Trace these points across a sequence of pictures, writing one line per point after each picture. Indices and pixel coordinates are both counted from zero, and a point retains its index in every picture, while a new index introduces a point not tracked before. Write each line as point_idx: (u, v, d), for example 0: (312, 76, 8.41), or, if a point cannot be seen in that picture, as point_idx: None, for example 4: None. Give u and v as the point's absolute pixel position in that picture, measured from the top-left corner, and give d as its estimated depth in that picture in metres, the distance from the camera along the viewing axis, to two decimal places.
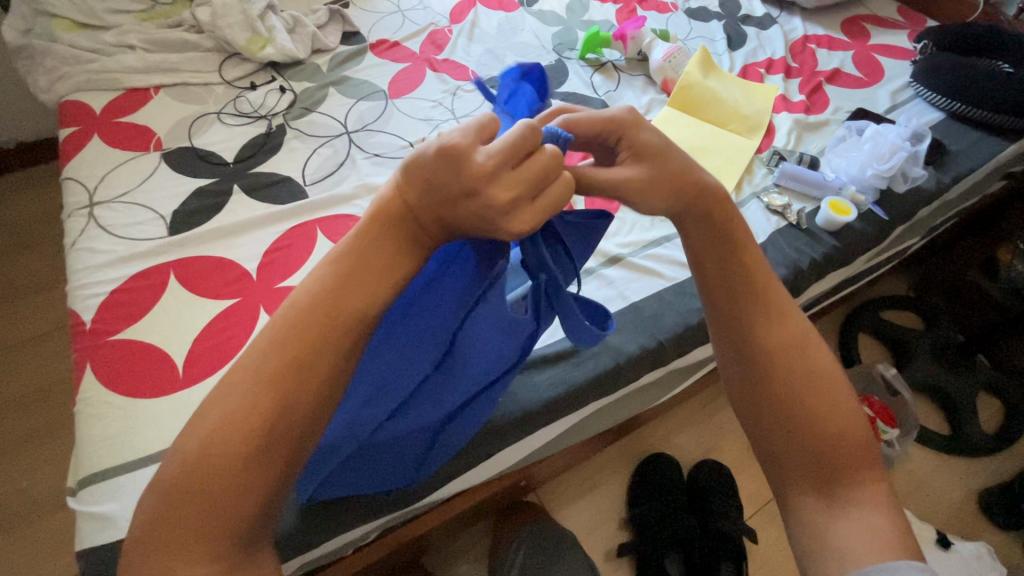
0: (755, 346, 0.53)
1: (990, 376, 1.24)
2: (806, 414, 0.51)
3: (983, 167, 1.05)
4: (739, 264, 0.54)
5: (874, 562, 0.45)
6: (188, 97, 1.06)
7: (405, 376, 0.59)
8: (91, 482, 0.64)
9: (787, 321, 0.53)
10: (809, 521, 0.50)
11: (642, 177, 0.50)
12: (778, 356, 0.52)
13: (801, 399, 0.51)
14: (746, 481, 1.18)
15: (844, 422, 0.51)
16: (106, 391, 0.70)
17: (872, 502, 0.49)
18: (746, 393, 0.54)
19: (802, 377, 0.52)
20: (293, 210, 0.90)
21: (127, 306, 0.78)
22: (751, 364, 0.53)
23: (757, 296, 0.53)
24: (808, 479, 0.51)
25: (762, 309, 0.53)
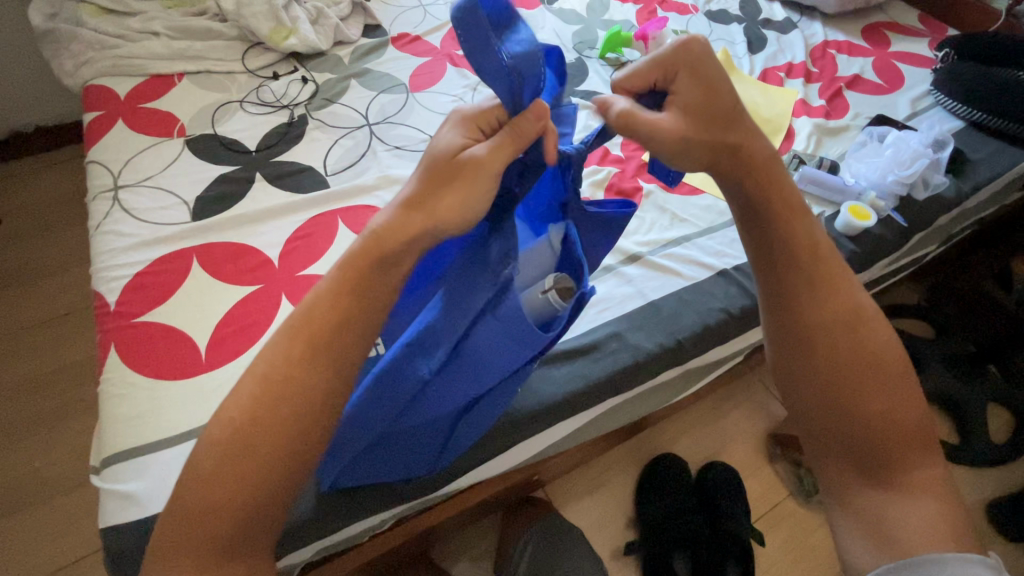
0: (798, 321, 0.52)
1: (1002, 387, 1.23)
2: (854, 394, 0.50)
3: (1002, 176, 1.05)
4: (786, 236, 0.53)
5: (925, 551, 0.46)
6: (210, 85, 1.07)
7: (420, 370, 0.58)
8: (115, 460, 0.65)
9: (834, 298, 0.52)
10: (859, 506, 0.50)
11: (685, 125, 0.51)
12: (825, 333, 0.51)
13: (856, 379, 0.50)
14: (754, 484, 1.18)
15: (896, 402, 0.50)
16: (131, 371, 0.71)
17: (923, 484, 0.49)
18: (792, 370, 0.53)
19: (853, 360, 0.51)
20: (315, 199, 0.91)
21: (150, 289, 0.79)
22: (802, 338, 0.52)
23: (804, 270, 0.52)
24: (858, 465, 0.50)
25: (807, 281, 0.52)
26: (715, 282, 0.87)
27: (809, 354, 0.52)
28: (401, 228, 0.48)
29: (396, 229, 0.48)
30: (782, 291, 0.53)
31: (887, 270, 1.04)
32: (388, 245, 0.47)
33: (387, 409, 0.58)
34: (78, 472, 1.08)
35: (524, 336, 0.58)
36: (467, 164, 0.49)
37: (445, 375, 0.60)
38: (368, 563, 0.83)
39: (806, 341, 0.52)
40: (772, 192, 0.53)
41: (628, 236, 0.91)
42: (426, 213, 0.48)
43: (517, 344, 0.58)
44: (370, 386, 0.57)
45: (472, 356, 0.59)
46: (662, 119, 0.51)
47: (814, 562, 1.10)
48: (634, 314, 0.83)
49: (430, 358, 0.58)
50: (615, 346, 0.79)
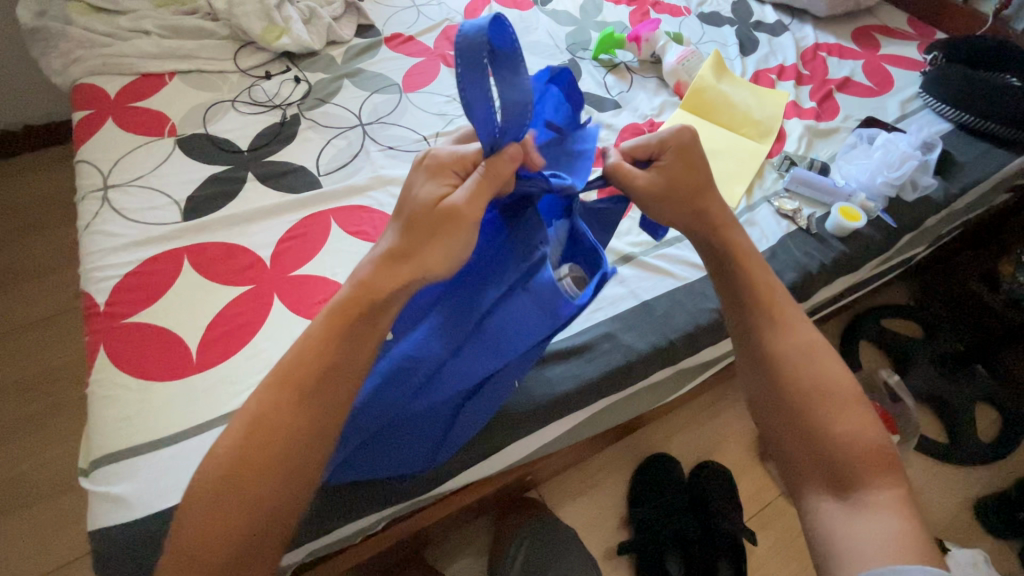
0: (759, 349, 0.57)
1: (990, 386, 1.25)
2: (813, 413, 0.53)
3: (990, 178, 1.07)
4: (744, 279, 0.59)
5: (882, 562, 0.44)
6: (202, 84, 1.06)
7: (436, 348, 0.60)
8: (104, 462, 0.64)
9: (791, 330, 0.57)
10: (823, 520, 0.49)
11: (658, 185, 0.59)
12: (784, 358, 0.55)
13: (808, 397, 0.53)
14: (746, 483, 1.18)
15: (857, 425, 0.52)
16: (120, 373, 0.71)
17: (890, 500, 0.48)
18: (756, 388, 0.57)
19: (811, 383, 0.54)
20: (307, 199, 0.91)
21: (141, 290, 0.79)
22: (760, 359, 0.57)
23: (762, 307, 0.58)
24: (823, 479, 0.51)
25: (765, 317, 0.57)
26: (707, 283, 0.87)
27: (771, 378, 0.55)
28: (385, 282, 0.50)
29: (381, 283, 0.50)
30: (743, 325, 0.59)
31: (875, 272, 1.05)
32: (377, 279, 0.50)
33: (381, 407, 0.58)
34: (67, 474, 1.07)
35: (553, 309, 0.62)
36: (447, 216, 0.50)
37: (474, 351, 0.61)
38: (360, 565, 0.83)
39: (766, 367, 0.56)
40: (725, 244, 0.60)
41: (621, 236, 0.92)
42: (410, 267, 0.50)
43: (545, 316, 0.62)
44: (389, 369, 0.59)
45: (497, 326, 0.61)
46: (640, 178, 0.59)
47: (805, 561, 1.11)
48: (627, 314, 0.83)
49: (453, 335, 0.61)
50: (608, 346, 0.80)
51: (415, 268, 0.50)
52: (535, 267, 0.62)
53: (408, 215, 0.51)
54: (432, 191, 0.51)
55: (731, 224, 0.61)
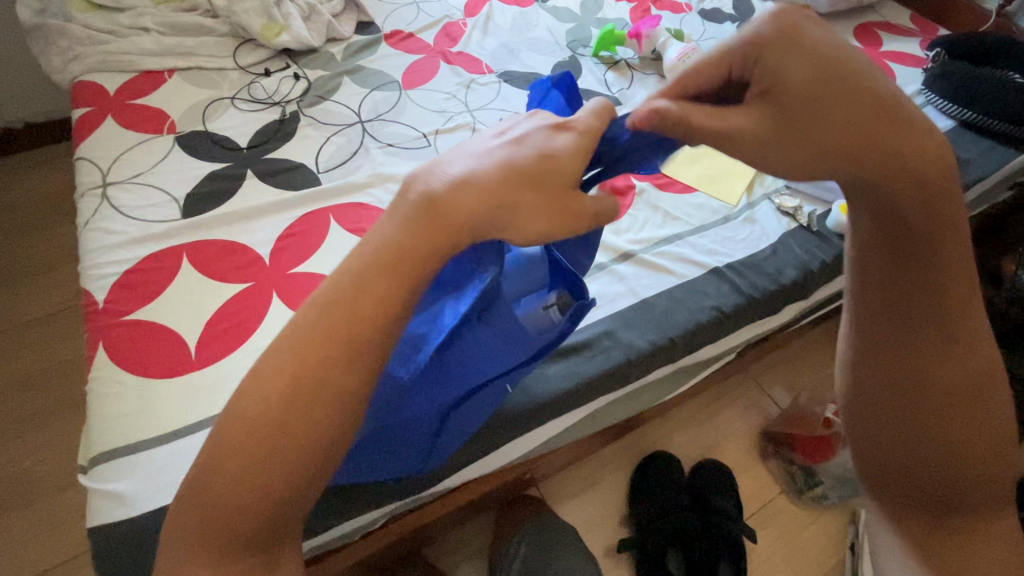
0: (914, 371, 0.49)
1: None
2: (964, 454, 0.49)
3: (992, 175, 1.06)
4: (929, 288, 0.47)
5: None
6: (201, 81, 1.06)
7: (397, 375, 0.56)
8: (104, 459, 0.64)
9: (966, 356, 0.48)
10: (922, 534, 0.53)
11: (758, 123, 0.43)
12: (949, 393, 0.48)
13: (959, 426, 0.49)
14: (747, 482, 1.18)
15: (996, 466, 0.50)
16: (119, 370, 0.71)
17: (999, 530, 0.51)
18: (895, 395, 0.51)
19: (970, 423, 0.49)
20: (307, 196, 0.91)
21: (139, 287, 0.78)
22: (915, 374, 0.49)
23: (940, 321, 0.48)
24: (939, 502, 0.52)
25: (941, 336, 0.48)
26: (706, 280, 0.87)
27: (916, 410, 0.50)
28: (476, 218, 0.44)
29: (473, 217, 0.44)
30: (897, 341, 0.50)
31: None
32: (460, 229, 0.44)
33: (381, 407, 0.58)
34: (69, 471, 1.08)
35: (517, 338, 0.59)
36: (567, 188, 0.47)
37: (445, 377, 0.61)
38: (360, 560, 0.83)
39: (913, 386, 0.49)
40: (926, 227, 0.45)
41: (621, 234, 0.91)
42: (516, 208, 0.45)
43: (506, 349, 0.60)
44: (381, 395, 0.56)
45: (454, 362, 0.61)
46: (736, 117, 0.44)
47: (806, 559, 1.11)
48: (627, 312, 0.83)
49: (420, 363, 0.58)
50: (607, 343, 0.79)
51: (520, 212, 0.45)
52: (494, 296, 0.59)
53: (534, 155, 0.47)
54: (568, 147, 0.48)
55: (929, 150, 0.43)
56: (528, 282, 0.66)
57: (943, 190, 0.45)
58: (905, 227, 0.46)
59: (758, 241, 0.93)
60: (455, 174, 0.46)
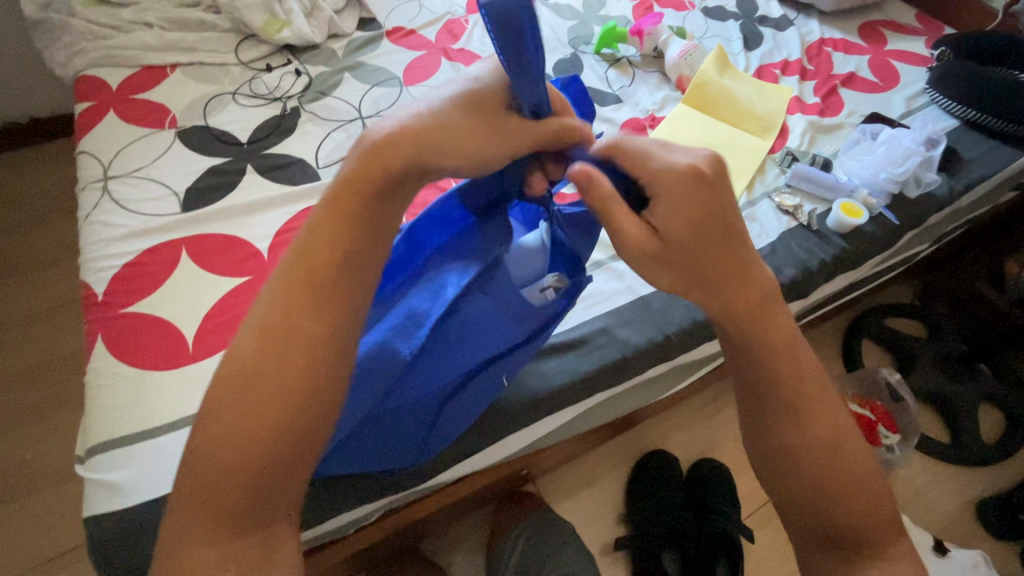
0: (777, 442, 0.52)
1: (995, 387, 1.23)
2: (836, 510, 0.51)
3: (996, 175, 1.05)
4: (769, 369, 0.51)
5: None
6: (203, 76, 1.07)
7: (402, 348, 0.59)
8: (100, 450, 0.65)
9: (813, 422, 0.52)
10: None
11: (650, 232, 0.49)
12: (802, 456, 0.51)
13: (829, 489, 0.51)
14: (745, 482, 1.18)
15: (869, 510, 0.51)
16: (118, 362, 0.71)
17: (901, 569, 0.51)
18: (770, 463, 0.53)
19: (829, 478, 0.51)
20: (306, 191, 0.91)
21: (138, 280, 0.79)
22: (776, 446, 0.52)
23: (791, 400, 0.52)
24: (838, 561, 0.52)
25: (786, 404, 0.52)
26: None
27: (791, 481, 0.52)
28: (405, 152, 0.49)
29: (400, 151, 0.49)
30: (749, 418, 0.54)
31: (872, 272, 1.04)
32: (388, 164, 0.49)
33: (368, 393, 0.58)
34: (70, 463, 1.08)
35: (517, 311, 0.62)
36: (494, 115, 0.51)
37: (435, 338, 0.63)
38: (355, 553, 0.83)
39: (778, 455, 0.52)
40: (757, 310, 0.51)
41: None
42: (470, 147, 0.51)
43: (502, 322, 0.62)
44: (362, 365, 0.58)
45: (455, 332, 0.63)
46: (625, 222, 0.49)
47: None
48: (623, 308, 0.83)
49: (419, 339, 0.60)
50: (603, 340, 0.79)
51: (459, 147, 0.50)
52: (492, 266, 0.63)
53: (462, 91, 0.52)
54: (493, 79, 0.53)
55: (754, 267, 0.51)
56: (530, 263, 0.65)
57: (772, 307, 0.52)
58: (750, 324, 0.51)
59: (757, 239, 0.92)
60: (390, 115, 0.52)
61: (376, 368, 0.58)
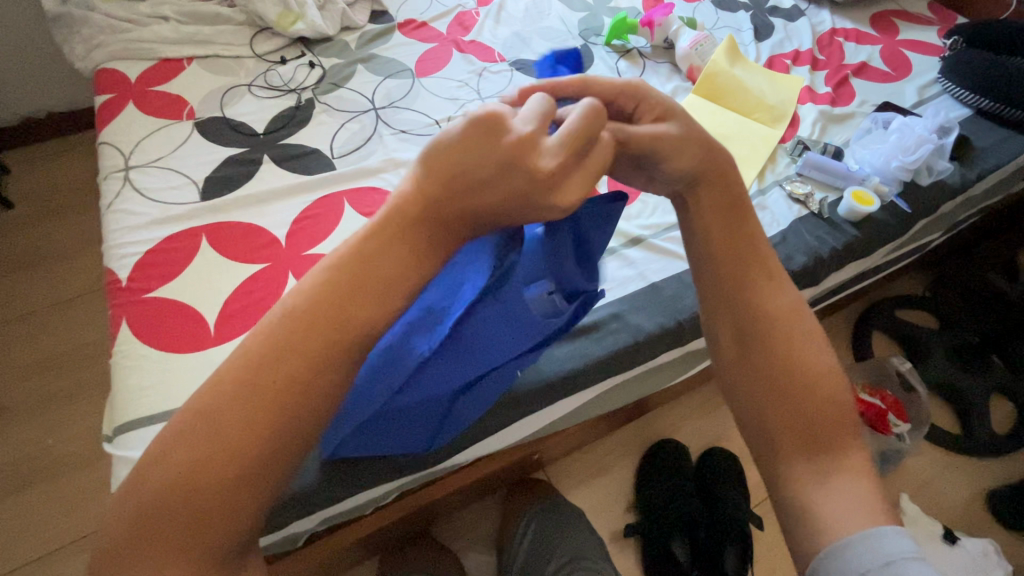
0: (752, 308, 0.53)
1: (1006, 377, 1.23)
2: (794, 378, 0.50)
3: (1009, 164, 1.05)
4: (746, 243, 0.54)
5: (855, 524, 0.45)
6: (219, 69, 1.08)
7: (417, 348, 0.59)
8: (126, 429, 0.67)
9: (780, 291, 0.54)
10: (796, 487, 0.48)
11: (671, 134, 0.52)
12: (775, 325, 0.52)
13: (793, 357, 0.51)
14: (754, 471, 1.18)
15: (830, 396, 0.51)
16: (142, 345, 0.73)
17: (861, 471, 0.48)
18: (740, 334, 0.53)
19: (793, 348, 0.52)
20: (321, 181, 0.92)
21: (160, 267, 0.81)
22: (747, 318, 0.52)
23: (762, 271, 0.54)
24: (798, 444, 0.49)
25: (763, 276, 0.54)
26: None
27: (760, 352, 0.52)
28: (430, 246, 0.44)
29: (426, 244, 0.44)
30: (719, 290, 0.54)
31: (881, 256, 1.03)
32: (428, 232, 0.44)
33: (385, 388, 0.59)
34: (90, 449, 1.11)
35: (526, 324, 0.61)
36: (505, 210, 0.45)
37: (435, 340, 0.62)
38: (372, 534, 0.85)
39: (746, 324, 0.53)
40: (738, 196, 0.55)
41: (631, 219, 0.92)
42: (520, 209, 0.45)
43: (516, 329, 0.61)
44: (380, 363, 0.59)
45: (469, 337, 0.60)
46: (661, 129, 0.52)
47: None
48: (635, 295, 0.83)
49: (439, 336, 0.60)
50: (616, 326, 0.80)
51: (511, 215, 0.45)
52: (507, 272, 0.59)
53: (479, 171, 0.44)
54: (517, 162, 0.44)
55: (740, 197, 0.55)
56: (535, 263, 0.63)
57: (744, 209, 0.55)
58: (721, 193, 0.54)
59: (769, 227, 0.93)
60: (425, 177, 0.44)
61: (391, 368, 0.58)
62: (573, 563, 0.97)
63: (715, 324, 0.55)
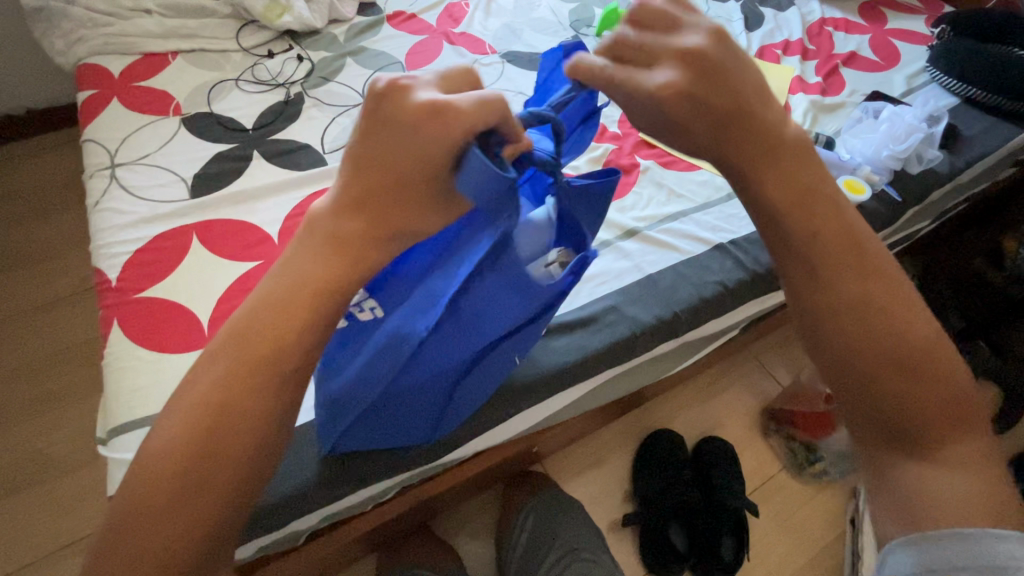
0: (850, 305, 0.44)
1: (993, 362, 1.25)
2: (901, 382, 0.44)
3: (996, 151, 1.06)
4: (838, 224, 0.45)
5: (959, 523, 0.44)
6: (206, 63, 1.06)
7: (416, 326, 0.58)
8: (121, 431, 0.66)
9: (883, 280, 0.45)
10: (902, 485, 0.45)
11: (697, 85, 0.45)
12: (880, 323, 0.44)
13: (902, 360, 0.44)
14: (748, 458, 1.20)
15: (920, 392, 0.44)
16: (135, 345, 0.72)
17: (964, 464, 0.44)
18: (829, 335, 0.45)
19: (908, 352, 0.44)
20: (313, 177, 0.91)
21: (151, 265, 0.80)
22: (847, 317, 0.44)
23: (860, 261, 0.44)
24: (899, 446, 0.45)
25: (805, 273, 0.45)
26: (710, 256, 0.88)
27: (867, 359, 0.44)
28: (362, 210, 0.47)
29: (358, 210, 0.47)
30: (809, 279, 0.45)
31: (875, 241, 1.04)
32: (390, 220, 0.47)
33: (386, 368, 0.58)
34: (82, 452, 1.10)
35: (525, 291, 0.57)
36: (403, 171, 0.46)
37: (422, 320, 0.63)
38: (372, 530, 0.85)
39: (844, 327, 0.44)
40: (786, 181, 0.44)
41: (626, 212, 0.92)
42: (400, 128, 0.45)
43: (517, 296, 0.58)
44: (377, 344, 0.58)
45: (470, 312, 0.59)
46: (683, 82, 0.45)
47: (806, 534, 1.13)
48: (631, 287, 0.84)
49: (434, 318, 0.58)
50: (613, 318, 0.81)
51: (400, 138, 0.45)
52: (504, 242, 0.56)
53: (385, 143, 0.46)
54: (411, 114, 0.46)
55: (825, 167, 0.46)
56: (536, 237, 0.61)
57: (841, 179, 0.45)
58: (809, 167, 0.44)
59: None
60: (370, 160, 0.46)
61: (387, 351, 0.58)
62: (572, 555, 0.97)
63: (804, 317, 0.47)
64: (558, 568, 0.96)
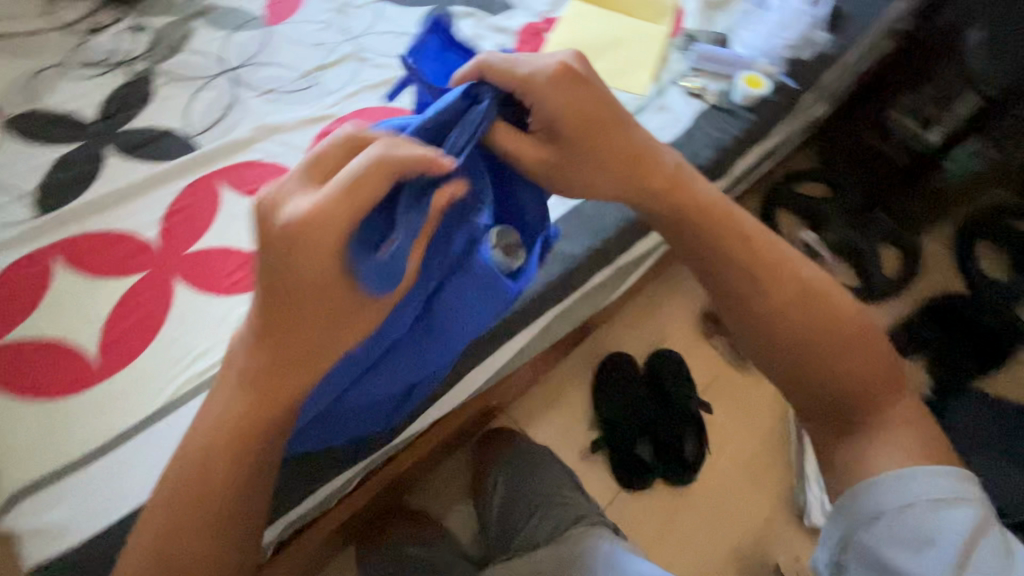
0: (756, 308, 0.55)
1: (890, 227, 1.36)
2: (818, 364, 0.54)
3: (877, 26, 1.09)
4: (729, 247, 0.56)
5: (897, 471, 0.53)
6: (15, 50, 0.88)
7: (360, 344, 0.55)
8: (24, 495, 0.57)
9: (782, 280, 0.55)
10: (842, 445, 0.56)
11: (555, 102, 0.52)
12: (782, 314, 0.55)
13: (813, 345, 0.54)
14: (696, 362, 1.26)
15: (852, 367, 0.54)
16: (16, 396, 0.62)
17: (906, 420, 0.55)
18: (742, 329, 0.57)
19: (817, 339, 0.54)
20: (186, 165, 0.80)
21: (12, 302, 0.68)
22: (750, 321, 0.56)
23: (761, 273, 0.56)
24: (827, 413, 0.56)
25: (749, 282, 0.56)
26: None
27: (785, 346, 0.55)
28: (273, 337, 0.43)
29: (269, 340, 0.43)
30: (723, 290, 0.57)
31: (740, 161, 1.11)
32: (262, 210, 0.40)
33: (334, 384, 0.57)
34: None
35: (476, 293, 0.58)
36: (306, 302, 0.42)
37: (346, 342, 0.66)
38: (346, 521, 0.83)
39: (753, 326, 0.56)
40: (703, 211, 0.56)
41: None
42: (284, 257, 0.39)
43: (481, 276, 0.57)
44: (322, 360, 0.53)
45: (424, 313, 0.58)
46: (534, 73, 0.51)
47: (756, 418, 1.22)
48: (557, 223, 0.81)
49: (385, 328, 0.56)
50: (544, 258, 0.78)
51: (286, 270, 0.40)
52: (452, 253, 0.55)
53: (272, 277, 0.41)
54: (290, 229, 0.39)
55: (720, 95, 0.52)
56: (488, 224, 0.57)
57: (720, 210, 0.58)
58: (690, 215, 0.56)
59: (672, 127, 0.92)
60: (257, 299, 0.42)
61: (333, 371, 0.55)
62: (547, 503, 0.98)
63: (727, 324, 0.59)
64: (535, 517, 0.97)
